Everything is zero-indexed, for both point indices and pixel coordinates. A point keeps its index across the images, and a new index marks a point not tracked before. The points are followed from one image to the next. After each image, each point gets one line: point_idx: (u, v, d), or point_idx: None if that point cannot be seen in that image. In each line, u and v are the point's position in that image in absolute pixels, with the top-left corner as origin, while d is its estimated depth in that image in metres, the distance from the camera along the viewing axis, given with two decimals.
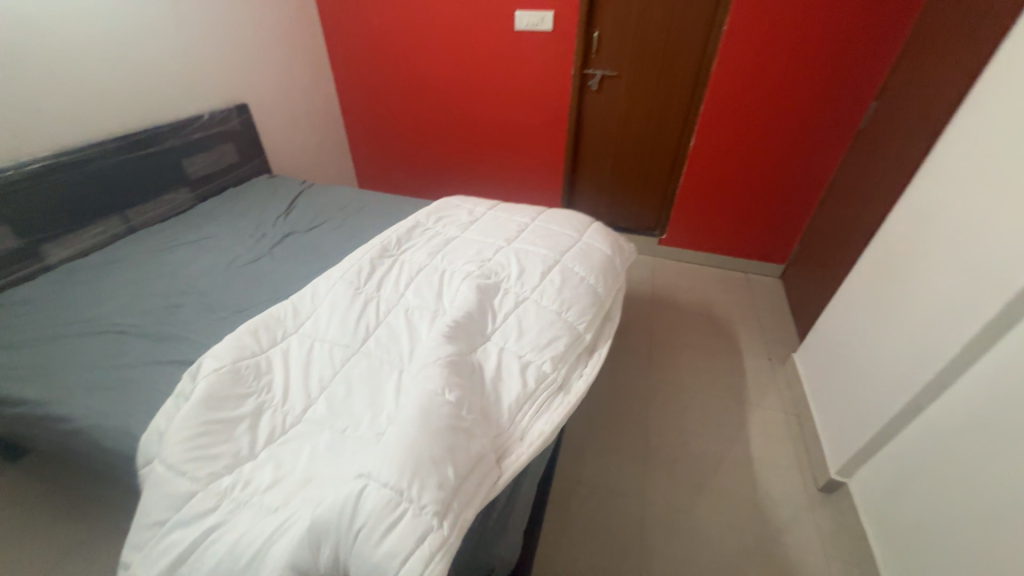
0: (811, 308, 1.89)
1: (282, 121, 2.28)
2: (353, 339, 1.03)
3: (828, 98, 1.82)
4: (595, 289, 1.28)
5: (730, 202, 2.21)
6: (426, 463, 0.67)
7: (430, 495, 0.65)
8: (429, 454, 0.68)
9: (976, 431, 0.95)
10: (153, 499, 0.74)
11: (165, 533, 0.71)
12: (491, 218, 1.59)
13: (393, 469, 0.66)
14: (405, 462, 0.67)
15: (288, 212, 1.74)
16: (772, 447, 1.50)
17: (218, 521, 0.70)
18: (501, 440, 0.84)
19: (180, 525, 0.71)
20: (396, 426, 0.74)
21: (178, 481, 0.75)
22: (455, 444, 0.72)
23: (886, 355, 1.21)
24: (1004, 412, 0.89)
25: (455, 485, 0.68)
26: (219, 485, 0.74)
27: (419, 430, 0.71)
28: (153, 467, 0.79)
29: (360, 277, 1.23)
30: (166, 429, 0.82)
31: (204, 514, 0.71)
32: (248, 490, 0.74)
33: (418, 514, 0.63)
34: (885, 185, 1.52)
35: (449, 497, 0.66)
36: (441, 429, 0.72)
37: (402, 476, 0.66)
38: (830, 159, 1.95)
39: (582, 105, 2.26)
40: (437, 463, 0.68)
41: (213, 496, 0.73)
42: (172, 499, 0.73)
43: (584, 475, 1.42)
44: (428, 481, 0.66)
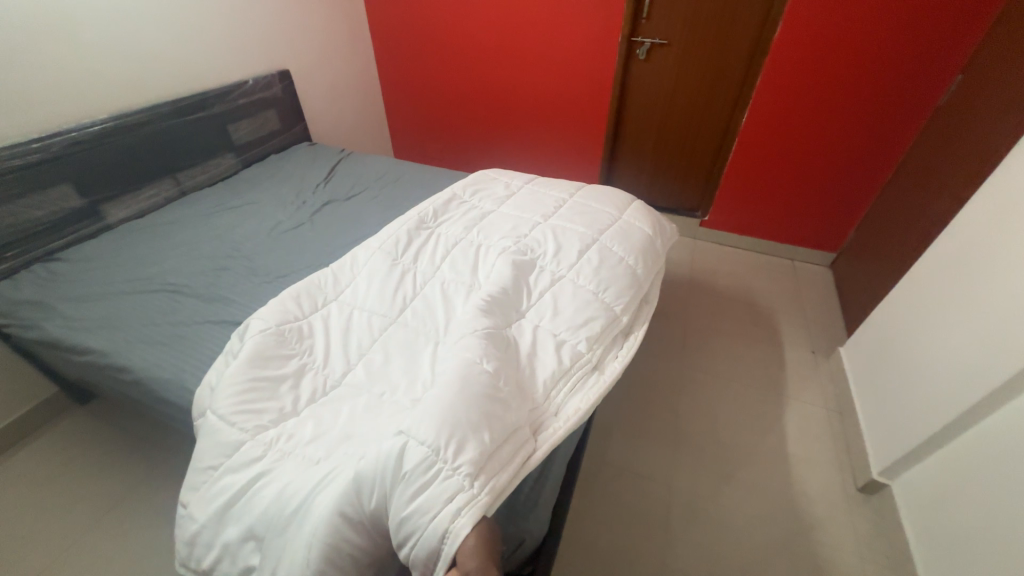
0: (863, 300, 1.78)
1: (321, 88, 2.28)
2: (391, 309, 1.04)
3: (905, 71, 1.65)
4: (633, 270, 1.25)
5: (781, 184, 2.08)
6: (463, 426, 0.68)
7: (463, 456, 0.65)
8: (464, 417, 0.69)
9: None
10: (207, 446, 0.79)
11: (219, 477, 0.76)
12: (528, 193, 1.55)
13: (428, 429, 0.67)
14: (441, 423, 0.67)
15: (327, 181, 1.76)
16: (809, 441, 1.45)
17: (265, 469, 0.74)
18: (535, 414, 0.84)
19: (233, 470, 0.76)
20: (434, 391, 0.74)
21: (228, 431, 0.79)
22: (491, 411, 0.72)
23: (947, 355, 1.13)
24: None
25: (491, 451, 0.68)
26: (265, 437, 0.78)
27: (456, 397, 0.71)
28: (205, 417, 0.83)
29: (397, 247, 1.24)
30: (217, 383, 0.86)
31: (253, 462, 0.75)
32: (292, 442, 0.77)
33: (450, 475, 0.64)
34: (962, 169, 1.38)
35: (483, 463, 0.67)
36: (477, 396, 0.72)
37: (438, 434, 0.66)
38: (900, 140, 1.78)
39: (627, 76, 2.15)
40: (474, 428, 0.68)
41: (260, 446, 0.77)
42: (223, 447, 0.78)
43: (611, 456, 1.42)
44: (461, 445, 0.66)
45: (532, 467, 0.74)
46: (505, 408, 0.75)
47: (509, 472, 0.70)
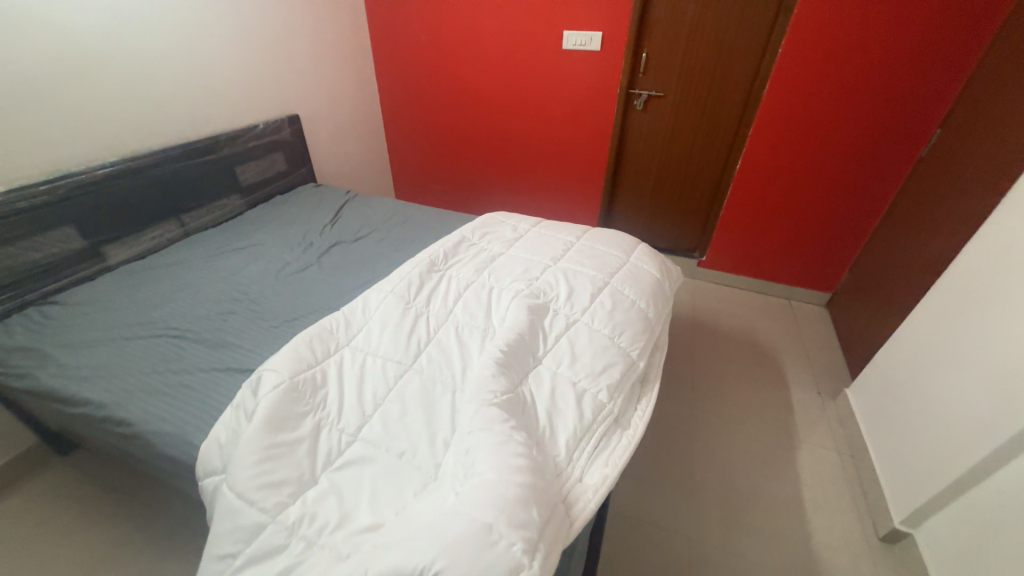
0: (865, 341, 1.80)
1: (328, 131, 2.34)
2: (406, 355, 1.02)
3: (888, 125, 1.77)
4: (646, 314, 1.25)
5: (777, 227, 2.15)
6: (511, 503, 0.66)
7: (519, 530, 0.64)
8: (511, 494, 0.67)
9: None
10: (224, 529, 0.74)
11: (235, 568, 0.69)
12: (536, 236, 1.57)
13: (482, 506, 0.65)
14: (491, 501, 0.66)
15: (334, 222, 1.76)
16: (826, 489, 1.42)
17: (291, 562, 0.67)
18: (562, 483, 0.81)
19: (255, 562, 0.69)
20: (477, 475, 0.71)
21: (247, 510, 0.74)
22: (537, 485, 0.72)
23: (957, 400, 1.14)
24: None
25: (540, 526, 0.67)
26: (286, 519, 0.73)
27: (498, 480, 0.69)
28: (221, 490, 0.79)
29: (410, 290, 1.23)
30: (231, 452, 0.82)
31: (275, 552, 0.69)
32: (316, 527, 0.71)
33: (511, 543, 0.63)
34: (953, 218, 1.45)
35: (536, 539, 0.65)
36: (523, 480, 0.70)
37: (493, 511, 0.65)
38: (886, 187, 1.89)
39: (626, 124, 2.25)
40: (523, 503, 0.67)
41: (282, 532, 0.71)
42: (241, 531, 0.72)
43: (626, 507, 1.37)
44: (517, 520, 0.65)
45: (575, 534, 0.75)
46: (545, 479, 0.75)
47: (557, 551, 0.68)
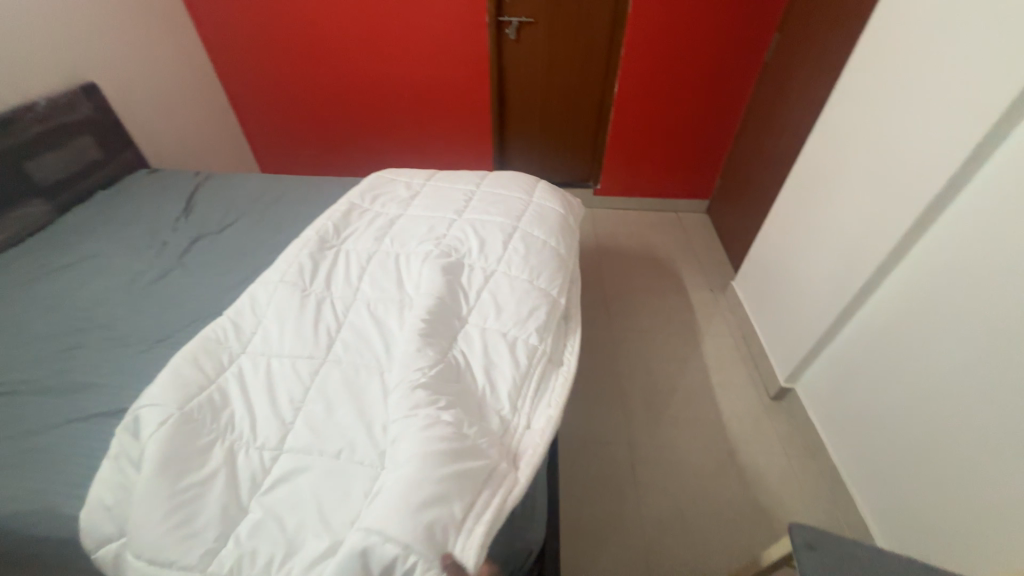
0: (741, 238, 2.05)
1: (150, 102, 1.88)
2: (317, 348, 0.92)
3: (737, 34, 1.91)
4: (557, 251, 1.27)
5: (658, 145, 2.27)
6: (428, 505, 0.65)
7: (432, 542, 0.62)
8: (426, 495, 0.65)
9: (902, 329, 1.11)
10: None
11: None
12: (433, 190, 1.47)
13: (393, 520, 0.63)
14: (403, 513, 0.63)
15: (189, 212, 1.46)
16: (728, 369, 1.65)
17: None
18: (510, 441, 0.81)
19: None
20: (391, 472, 0.69)
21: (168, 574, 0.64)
22: (463, 463, 0.71)
23: (815, 273, 1.36)
24: (929, 313, 1.05)
25: (461, 514, 0.67)
26: (220, 566, 0.64)
27: (416, 478, 0.66)
28: (127, 561, 0.66)
29: (304, 276, 1.09)
30: (127, 511, 0.69)
31: None
32: (259, 564, 0.64)
33: (427, 564, 0.61)
34: (798, 115, 1.65)
35: (454, 532, 0.65)
36: (443, 461, 0.69)
37: (409, 528, 0.62)
38: (741, 95, 2.07)
39: (502, 57, 2.13)
40: (441, 499, 0.66)
41: None
42: None
43: (572, 433, 1.46)
44: (427, 525, 0.63)
45: (512, 507, 0.71)
46: (475, 453, 0.73)
47: (484, 522, 0.67)
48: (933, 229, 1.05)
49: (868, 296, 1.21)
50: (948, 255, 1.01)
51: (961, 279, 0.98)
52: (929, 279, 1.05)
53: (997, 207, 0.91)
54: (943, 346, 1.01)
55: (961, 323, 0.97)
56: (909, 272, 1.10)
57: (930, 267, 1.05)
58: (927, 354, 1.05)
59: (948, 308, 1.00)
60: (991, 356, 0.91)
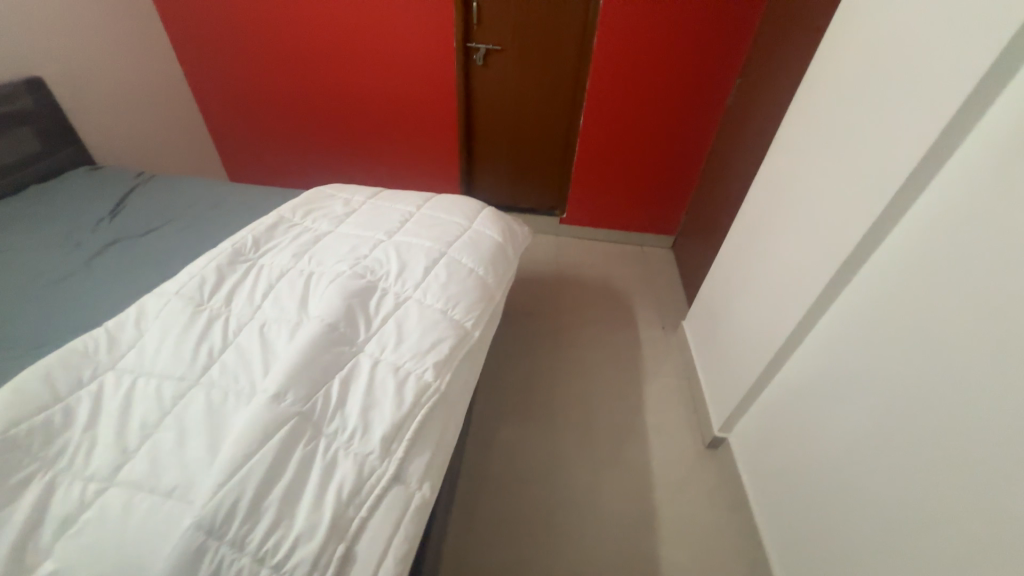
0: (697, 276, 2.03)
1: (108, 99, 1.85)
2: (190, 370, 0.86)
3: (699, 75, 1.93)
4: (484, 281, 1.23)
5: (624, 177, 2.27)
6: None
7: None
8: None
9: (824, 384, 1.08)
10: None
11: None
12: (371, 209, 1.43)
13: None
14: None
15: (116, 212, 1.41)
16: (667, 414, 1.60)
17: None
18: (356, 508, 0.71)
19: None
20: None
21: None
22: None
23: (751, 318, 1.32)
24: (846, 370, 1.01)
25: None
26: None
27: None
28: None
29: (203, 290, 1.03)
30: None
31: None
32: None
33: None
34: (751, 158, 1.64)
35: None
36: None
37: None
38: (705, 134, 2.08)
39: (470, 81, 2.14)
40: None
41: None
42: None
43: (494, 470, 1.41)
44: None
45: None
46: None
47: None
48: (855, 281, 1.02)
49: (796, 346, 1.18)
50: (866, 310, 0.98)
51: (877, 335, 0.95)
52: (849, 333, 1.02)
53: (908, 264, 0.89)
54: (857, 405, 0.97)
55: (875, 383, 0.93)
56: (833, 323, 1.07)
57: (851, 320, 1.02)
58: (844, 412, 1.00)
59: (865, 364, 0.97)
60: (898, 420, 0.87)
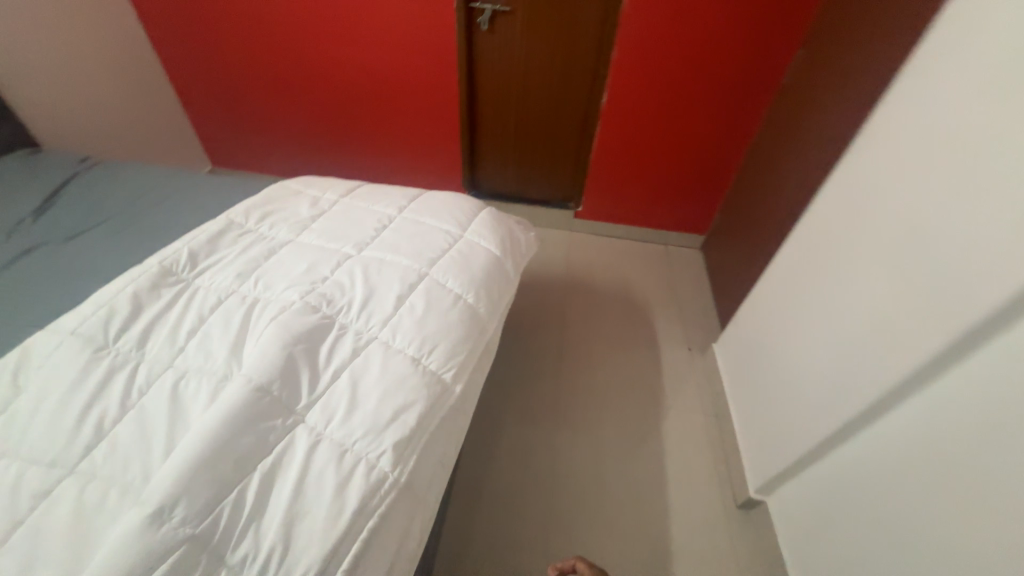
0: (732, 289, 1.73)
1: (53, 69, 1.60)
2: (67, 453, 0.65)
3: (750, 48, 1.58)
4: (473, 313, 0.98)
5: (652, 167, 1.95)
6: None
7: None
8: None
9: (898, 485, 0.80)
10: None
11: None
12: (344, 211, 1.18)
13: None
14: None
15: (42, 211, 1.19)
16: (689, 460, 1.37)
17: None
18: None
19: None
20: None
21: None
22: None
23: (808, 366, 1.05)
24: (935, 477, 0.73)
25: None
26: None
27: None
28: None
29: (109, 327, 0.81)
30: None
31: None
32: None
33: None
34: (811, 154, 1.32)
35: None
36: None
37: None
38: (751, 121, 1.75)
39: (474, 50, 1.82)
40: None
41: None
42: None
43: (484, 524, 1.20)
44: None
45: None
46: None
47: None
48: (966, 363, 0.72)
49: (865, 423, 0.89)
50: (978, 412, 0.68)
51: (989, 449, 0.65)
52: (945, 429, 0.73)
53: None
54: (948, 533, 0.70)
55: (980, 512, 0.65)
56: (920, 412, 0.78)
57: (950, 414, 0.72)
58: (929, 538, 0.72)
59: (966, 482, 0.68)
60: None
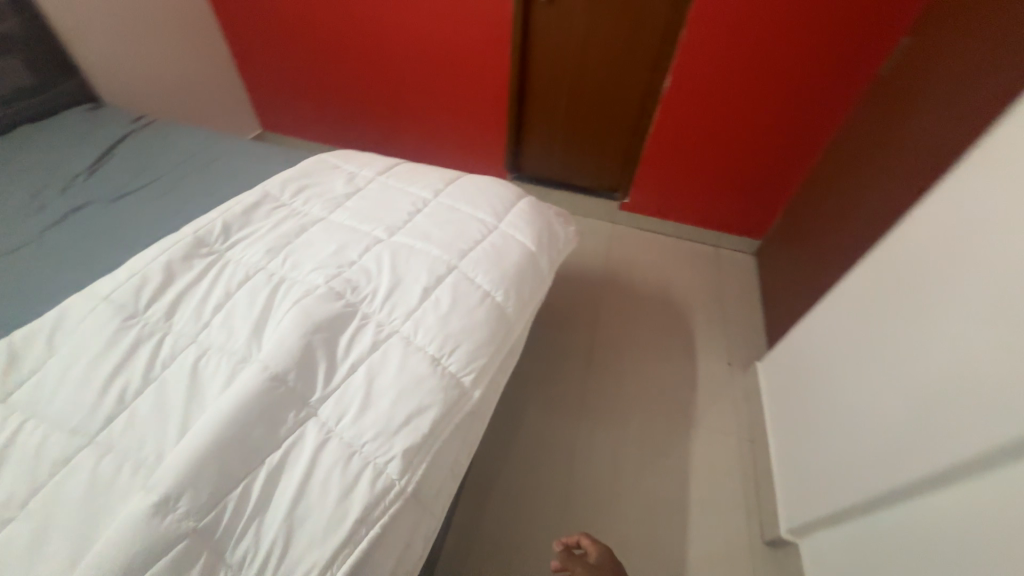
0: (786, 305, 1.58)
1: (114, 25, 1.63)
2: (89, 421, 0.66)
3: (843, 33, 1.39)
4: (500, 313, 0.93)
5: (711, 161, 1.79)
6: None
7: None
8: None
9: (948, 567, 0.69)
10: None
11: None
12: (378, 190, 1.14)
13: None
14: None
15: (96, 168, 1.23)
16: (716, 484, 1.28)
17: None
18: None
19: None
20: None
21: None
22: None
23: (867, 408, 0.93)
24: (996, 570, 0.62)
25: None
26: None
27: None
28: None
29: (140, 294, 0.82)
30: None
31: None
32: None
33: None
34: (903, 163, 1.14)
35: None
36: None
37: None
38: (831, 118, 1.56)
39: (530, 22, 1.70)
40: None
41: None
42: None
43: (493, 522, 1.18)
44: None
45: None
46: None
47: None
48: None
49: (918, 488, 0.77)
50: None
51: None
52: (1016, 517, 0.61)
53: None
54: None
55: None
56: (993, 489, 0.66)
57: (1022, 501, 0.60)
58: None
59: None
60: None
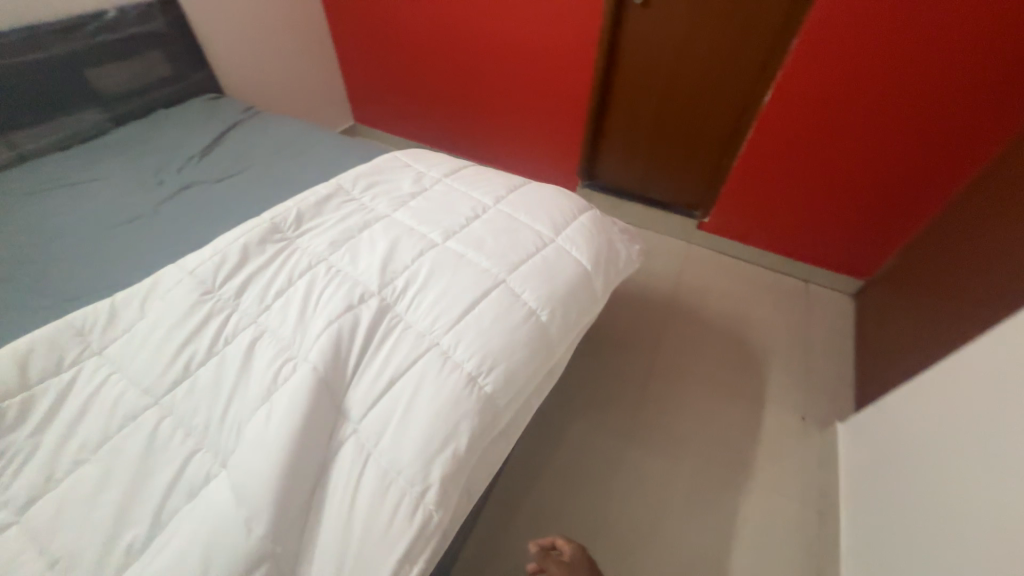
0: (885, 362, 1.36)
1: (240, 24, 1.83)
2: (158, 383, 0.74)
3: (1003, 48, 1.15)
4: (542, 333, 0.89)
5: (811, 186, 1.59)
6: None
7: None
8: None
9: None
10: None
11: None
12: (442, 193, 1.15)
13: None
14: None
15: (207, 151, 1.38)
16: (768, 554, 1.13)
17: None
18: None
19: None
20: None
21: None
22: None
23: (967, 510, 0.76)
24: None
25: None
26: None
27: None
28: None
29: (217, 273, 0.90)
30: None
31: None
32: None
33: None
34: None
35: None
36: None
37: None
38: (975, 147, 1.30)
39: (621, 26, 1.63)
40: None
41: None
42: None
43: (513, 542, 1.15)
44: None
45: None
46: None
47: None
48: None
49: None
50: None
51: None
52: None
53: None
54: None
55: None
56: None
57: None
58: None
59: None
60: None
